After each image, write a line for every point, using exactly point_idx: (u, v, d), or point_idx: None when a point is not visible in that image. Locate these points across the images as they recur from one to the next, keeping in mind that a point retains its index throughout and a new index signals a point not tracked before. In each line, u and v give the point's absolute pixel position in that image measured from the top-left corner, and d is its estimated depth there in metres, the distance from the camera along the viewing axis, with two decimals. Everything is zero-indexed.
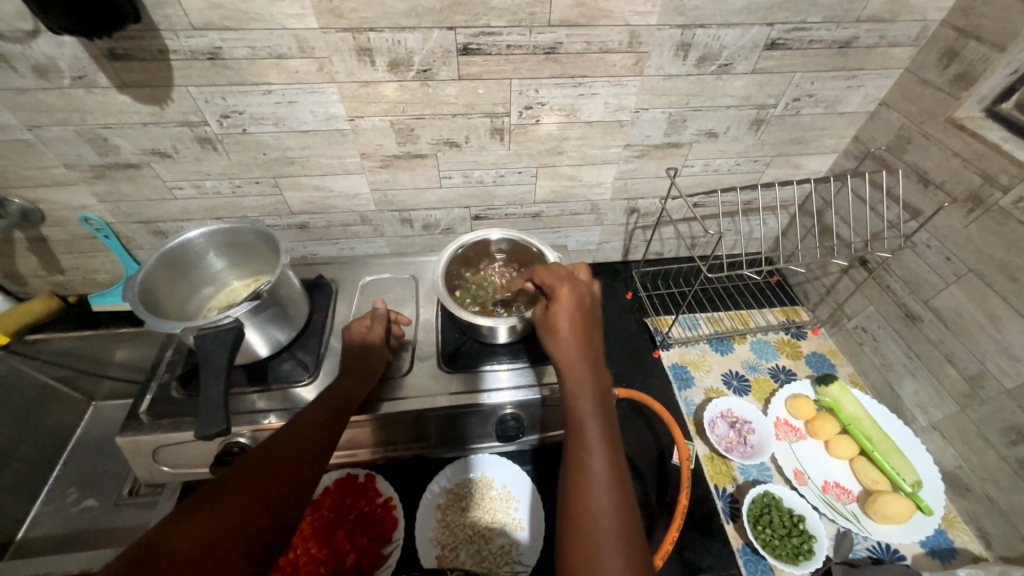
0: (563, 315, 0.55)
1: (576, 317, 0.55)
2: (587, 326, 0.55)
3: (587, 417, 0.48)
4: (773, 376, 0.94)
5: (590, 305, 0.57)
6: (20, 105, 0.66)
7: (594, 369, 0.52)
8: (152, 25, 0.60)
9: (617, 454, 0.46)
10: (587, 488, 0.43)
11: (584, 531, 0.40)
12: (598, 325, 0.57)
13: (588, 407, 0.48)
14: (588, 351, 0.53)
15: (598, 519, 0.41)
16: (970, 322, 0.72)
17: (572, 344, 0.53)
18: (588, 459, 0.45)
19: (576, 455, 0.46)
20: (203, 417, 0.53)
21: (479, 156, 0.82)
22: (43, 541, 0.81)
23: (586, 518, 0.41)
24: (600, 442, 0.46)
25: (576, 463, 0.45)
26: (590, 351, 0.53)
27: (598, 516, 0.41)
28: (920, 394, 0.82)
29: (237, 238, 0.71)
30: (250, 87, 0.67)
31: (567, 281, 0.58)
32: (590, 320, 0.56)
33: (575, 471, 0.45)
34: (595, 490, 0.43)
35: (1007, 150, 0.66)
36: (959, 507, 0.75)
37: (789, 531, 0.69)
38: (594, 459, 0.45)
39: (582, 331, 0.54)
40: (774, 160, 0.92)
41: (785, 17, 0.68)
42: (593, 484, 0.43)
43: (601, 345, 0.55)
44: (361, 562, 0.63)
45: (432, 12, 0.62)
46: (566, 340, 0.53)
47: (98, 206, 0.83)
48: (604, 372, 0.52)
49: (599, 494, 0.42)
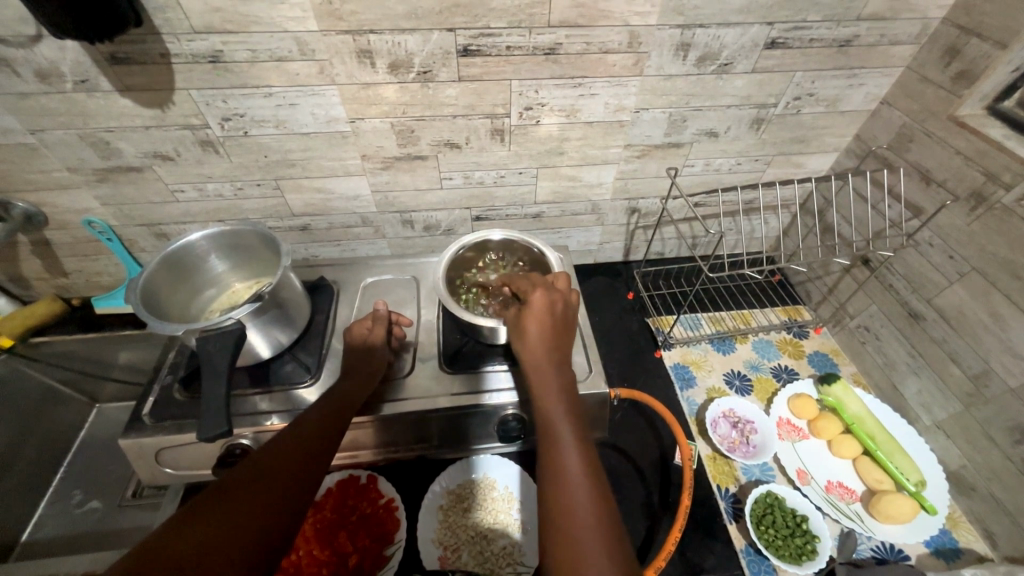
0: (533, 321, 0.56)
1: (548, 321, 0.56)
2: (558, 329, 0.56)
3: (558, 421, 0.48)
4: (775, 376, 0.93)
5: (563, 310, 0.58)
6: (23, 110, 0.66)
7: (563, 372, 0.53)
8: (153, 29, 0.60)
9: (591, 452, 0.46)
10: (563, 487, 0.43)
11: (562, 531, 0.40)
12: (570, 329, 0.58)
13: (557, 410, 0.49)
14: (557, 355, 0.54)
15: (576, 518, 0.41)
16: (974, 321, 0.72)
17: (540, 350, 0.54)
18: (561, 460, 0.45)
19: (551, 459, 0.46)
20: (205, 419, 0.54)
21: (480, 157, 0.82)
22: (47, 543, 0.81)
23: (565, 517, 0.41)
24: (573, 442, 0.46)
25: (551, 466, 0.45)
26: (559, 355, 0.54)
27: (576, 513, 0.41)
28: (924, 393, 0.82)
29: (238, 241, 0.71)
30: (251, 90, 0.68)
31: (539, 286, 0.60)
32: (561, 324, 0.57)
33: (550, 474, 0.44)
34: (571, 489, 0.43)
35: (1010, 148, 0.65)
36: (964, 506, 0.75)
37: (792, 531, 0.69)
38: (568, 458, 0.45)
39: (553, 336, 0.55)
40: (775, 159, 0.91)
41: (786, 16, 0.68)
42: (569, 484, 0.43)
43: (569, 349, 0.56)
44: (363, 563, 0.63)
45: (431, 14, 0.62)
46: (535, 347, 0.54)
47: (101, 209, 0.83)
48: (573, 375, 0.53)
49: (576, 493, 0.42)
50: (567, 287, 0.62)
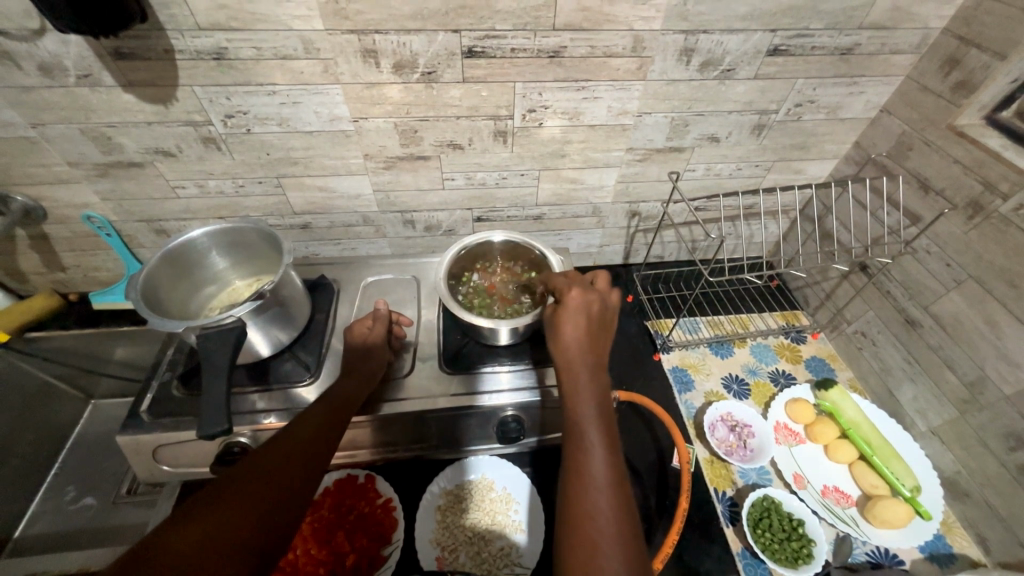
0: (568, 319, 0.55)
1: (584, 321, 0.55)
2: (593, 330, 0.55)
3: (587, 422, 0.48)
4: (773, 380, 0.94)
5: (599, 310, 0.57)
6: (23, 103, 0.66)
7: (596, 373, 0.52)
8: (158, 25, 0.60)
9: (617, 457, 0.46)
10: (586, 491, 0.43)
11: (582, 531, 0.41)
12: (606, 331, 0.57)
13: (590, 411, 0.49)
14: (591, 354, 0.53)
15: (597, 521, 0.41)
16: (970, 329, 0.73)
17: (575, 349, 0.53)
18: (588, 463, 0.45)
19: (577, 460, 0.46)
20: (204, 416, 0.53)
21: (482, 158, 0.82)
22: (40, 540, 0.80)
23: (585, 518, 0.41)
24: (600, 446, 0.46)
25: (576, 467, 0.45)
26: (593, 355, 0.53)
27: (597, 516, 0.41)
28: (920, 399, 0.83)
29: (240, 238, 0.71)
30: (255, 88, 0.68)
31: (574, 285, 0.58)
32: (597, 323, 0.56)
33: (574, 475, 0.45)
34: (594, 493, 0.43)
35: (1008, 158, 0.66)
36: (958, 512, 0.76)
37: (789, 535, 0.69)
38: (595, 461, 0.45)
39: (588, 335, 0.54)
40: (775, 165, 0.92)
41: (788, 24, 0.69)
42: (592, 488, 0.43)
43: (604, 350, 0.55)
44: (360, 563, 0.63)
45: (437, 15, 0.62)
46: (570, 345, 0.54)
47: (100, 204, 0.83)
48: (606, 378, 0.53)
49: (597, 498, 0.43)
50: (606, 287, 0.60)
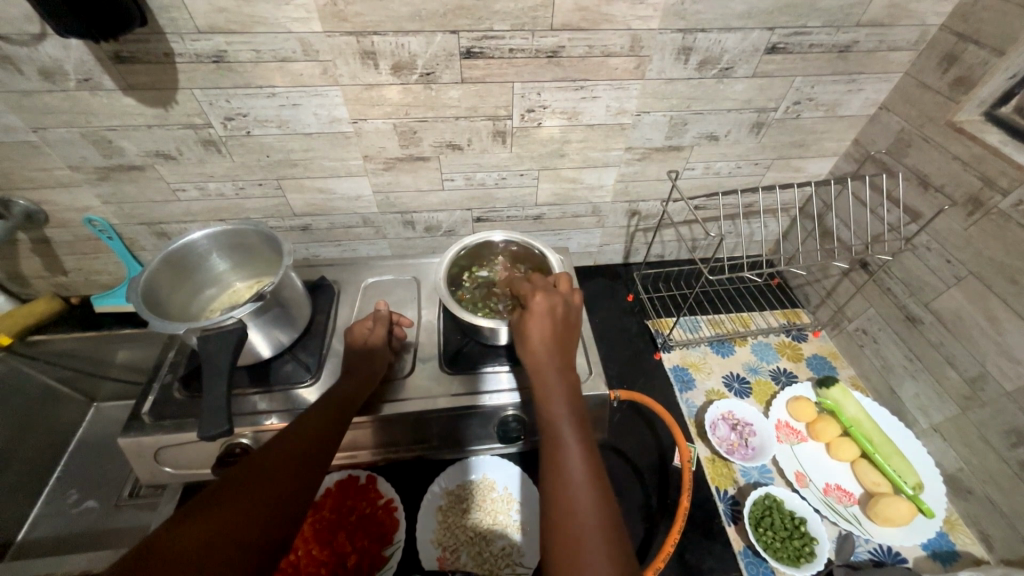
0: (535, 324, 0.56)
1: (550, 324, 0.56)
2: (560, 332, 0.56)
3: (561, 423, 0.49)
4: (774, 379, 0.94)
5: (564, 312, 0.58)
6: (24, 107, 0.66)
7: (566, 375, 0.53)
8: (157, 29, 0.60)
9: (594, 455, 0.47)
10: (566, 491, 0.43)
11: (565, 533, 0.41)
12: (572, 331, 0.58)
13: (562, 413, 0.49)
14: (560, 357, 0.54)
15: (579, 519, 0.41)
16: (971, 325, 0.73)
17: (543, 353, 0.54)
18: (565, 464, 0.45)
19: (554, 462, 0.46)
20: (205, 419, 0.53)
21: (481, 158, 0.82)
22: (42, 543, 0.81)
23: (565, 519, 0.41)
24: (577, 445, 0.47)
25: (554, 468, 0.45)
26: (562, 357, 0.54)
27: (578, 516, 0.41)
28: (921, 396, 0.82)
29: (240, 240, 0.71)
30: (255, 91, 0.68)
31: (538, 289, 0.59)
32: (563, 325, 0.57)
33: (552, 476, 0.45)
34: (574, 494, 0.43)
35: (1007, 153, 0.66)
36: (961, 509, 0.76)
37: (790, 534, 0.69)
38: (571, 462, 0.45)
39: (555, 338, 0.55)
40: (775, 163, 0.92)
41: (786, 22, 0.69)
42: (572, 487, 0.43)
43: (573, 352, 0.56)
44: (361, 563, 0.63)
45: (435, 16, 0.63)
46: (538, 350, 0.54)
47: (101, 207, 0.83)
48: (576, 377, 0.53)
49: (576, 498, 0.43)
50: (568, 288, 0.60)
